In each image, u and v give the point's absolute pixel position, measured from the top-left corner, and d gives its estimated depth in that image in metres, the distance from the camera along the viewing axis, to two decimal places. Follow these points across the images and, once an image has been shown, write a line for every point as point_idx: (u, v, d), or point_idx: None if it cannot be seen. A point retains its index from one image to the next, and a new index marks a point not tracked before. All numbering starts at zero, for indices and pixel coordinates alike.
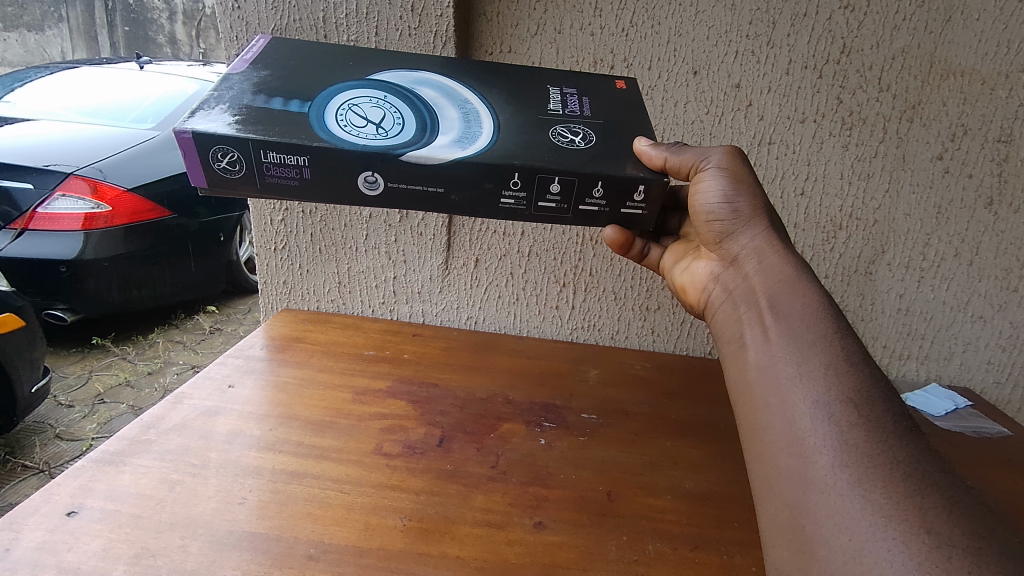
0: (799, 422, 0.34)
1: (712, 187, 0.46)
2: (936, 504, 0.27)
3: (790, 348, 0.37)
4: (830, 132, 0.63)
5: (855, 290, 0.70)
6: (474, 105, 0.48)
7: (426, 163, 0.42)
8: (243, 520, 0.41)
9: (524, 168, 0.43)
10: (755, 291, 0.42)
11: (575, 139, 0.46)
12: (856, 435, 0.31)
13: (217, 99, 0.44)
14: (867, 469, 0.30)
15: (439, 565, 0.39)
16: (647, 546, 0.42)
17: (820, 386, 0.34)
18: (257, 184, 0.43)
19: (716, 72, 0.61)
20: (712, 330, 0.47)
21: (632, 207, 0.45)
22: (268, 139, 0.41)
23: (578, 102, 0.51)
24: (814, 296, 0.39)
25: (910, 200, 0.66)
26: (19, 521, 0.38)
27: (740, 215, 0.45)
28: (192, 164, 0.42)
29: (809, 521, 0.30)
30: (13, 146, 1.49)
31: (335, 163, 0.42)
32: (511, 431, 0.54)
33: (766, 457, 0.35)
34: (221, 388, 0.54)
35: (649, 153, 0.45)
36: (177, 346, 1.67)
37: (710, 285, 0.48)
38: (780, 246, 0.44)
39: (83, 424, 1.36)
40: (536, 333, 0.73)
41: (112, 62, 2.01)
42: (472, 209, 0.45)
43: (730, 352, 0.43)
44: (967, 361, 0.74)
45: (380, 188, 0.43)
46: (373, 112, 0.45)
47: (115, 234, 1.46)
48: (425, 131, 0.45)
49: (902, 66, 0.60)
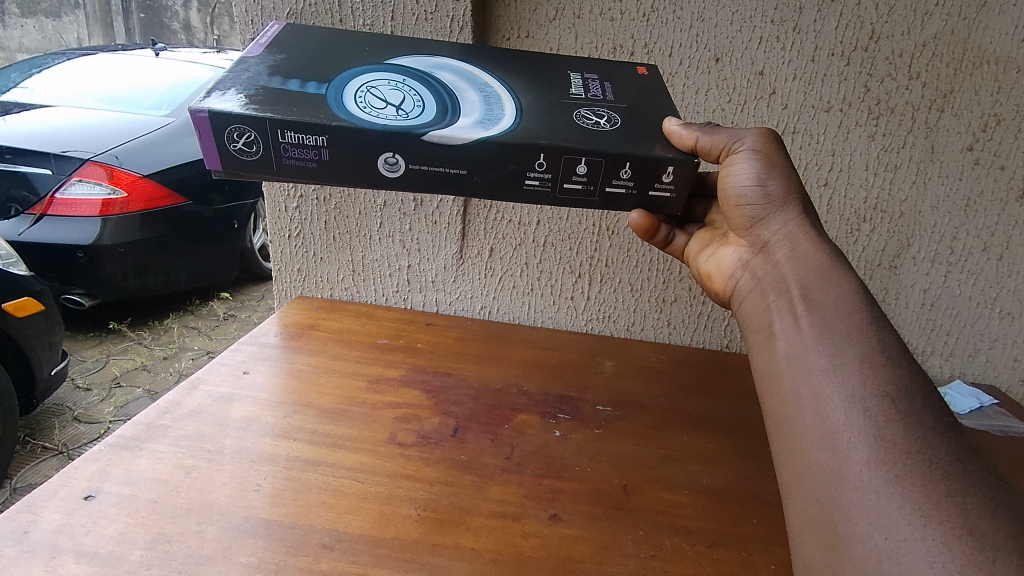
0: (832, 415, 0.33)
1: (743, 171, 0.45)
2: (978, 504, 0.27)
3: (822, 339, 0.36)
4: (856, 122, 0.61)
5: (878, 283, 0.69)
6: (495, 88, 0.47)
7: (450, 142, 0.42)
8: (258, 507, 0.41)
9: (550, 148, 0.42)
10: (787, 279, 0.41)
11: (600, 122, 0.45)
12: (893, 431, 0.30)
13: (232, 78, 0.44)
14: (904, 466, 0.29)
15: (454, 556, 0.39)
16: (663, 541, 0.42)
17: (854, 379, 0.33)
18: (274, 167, 0.43)
19: (738, 59, 0.59)
20: (739, 318, 0.46)
21: (660, 189, 0.44)
22: (287, 119, 0.41)
23: (601, 87, 0.50)
24: (849, 286, 0.38)
25: (938, 192, 0.64)
26: (37, 504, 0.39)
27: (772, 201, 0.44)
28: (208, 146, 0.42)
29: (841, 517, 0.30)
30: (30, 131, 1.51)
31: (357, 143, 0.41)
32: (525, 422, 0.53)
33: (796, 450, 0.34)
34: (235, 375, 0.54)
35: (680, 134, 0.44)
36: (192, 332, 1.69)
37: (738, 272, 0.47)
38: (813, 233, 0.43)
39: (100, 407, 1.38)
40: (550, 324, 0.72)
41: (128, 49, 2.02)
42: (495, 191, 0.44)
43: (758, 342, 0.42)
44: (992, 358, 0.72)
45: (400, 170, 0.43)
46: (393, 94, 0.45)
47: (131, 220, 1.47)
48: (446, 112, 0.44)
49: (933, 53, 0.58)
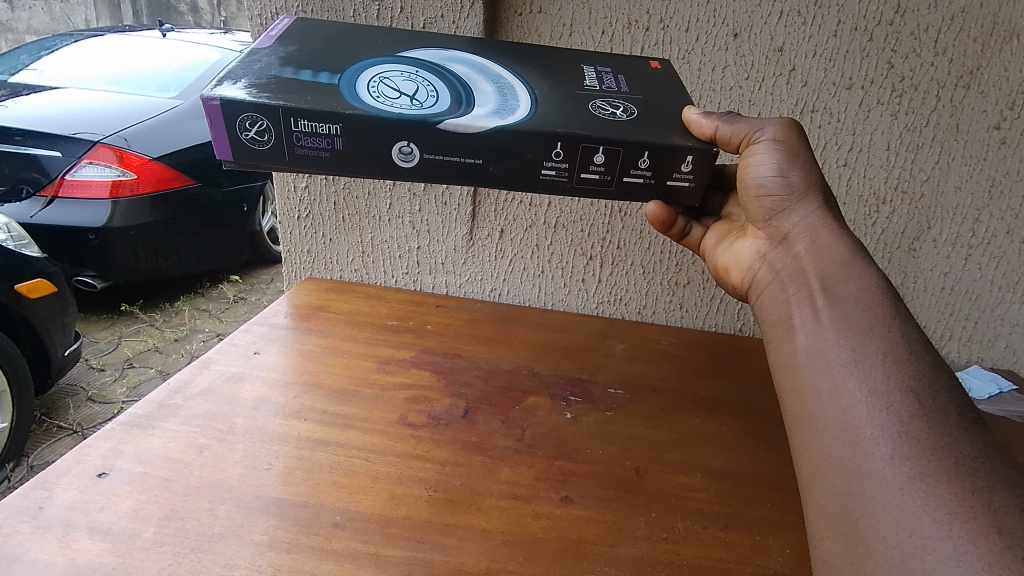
0: (853, 410, 0.32)
1: (764, 162, 0.44)
2: (1006, 502, 0.26)
3: (844, 333, 0.35)
4: (878, 99, 0.59)
5: (897, 266, 0.67)
6: (508, 80, 0.46)
7: (465, 130, 0.41)
8: (269, 485, 0.41)
9: (567, 137, 0.41)
10: (806, 272, 0.40)
11: (617, 112, 0.44)
12: (916, 427, 0.29)
13: (242, 69, 0.43)
14: (929, 463, 0.28)
15: (465, 537, 0.39)
16: (678, 524, 0.42)
17: (876, 374, 0.32)
18: (286, 157, 0.42)
19: (758, 35, 0.58)
20: (757, 311, 0.45)
21: (678, 179, 0.43)
22: (301, 107, 0.40)
23: (614, 80, 0.48)
24: (871, 279, 0.37)
25: (961, 172, 0.62)
26: (51, 481, 0.39)
27: (793, 192, 0.43)
28: (218, 135, 0.41)
29: (864, 514, 0.29)
30: (39, 113, 1.51)
31: (370, 132, 0.41)
32: (536, 404, 0.53)
33: (815, 446, 0.33)
34: (246, 355, 0.54)
35: (699, 122, 0.43)
36: (202, 314, 1.70)
37: (755, 264, 0.46)
38: (834, 225, 0.42)
39: (113, 388, 1.39)
40: (561, 307, 0.72)
41: (135, 29, 2.01)
42: (510, 181, 0.43)
43: (777, 336, 0.41)
44: (1013, 343, 0.71)
45: (415, 160, 0.42)
46: (406, 84, 0.44)
47: (142, 202, 1.47)
48: (460, 103, 0.43)
49: (961, 28, 0.56)
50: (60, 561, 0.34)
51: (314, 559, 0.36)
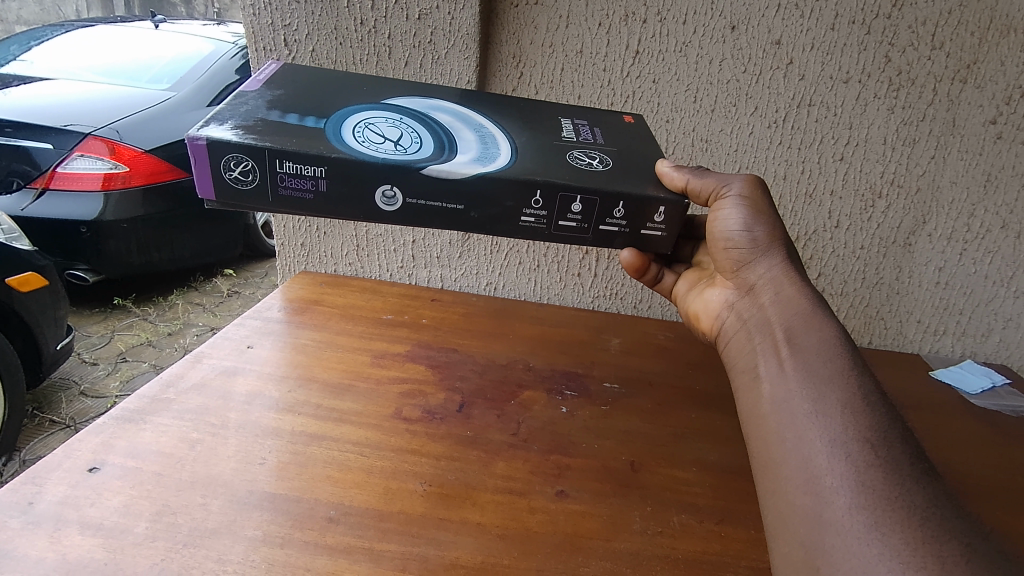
0: (815, 459, 0.32)
1: (732, 216, 0.44)
2: (955, 551, 0.26)
3: (806, 382, 0.35)
4: (875, 93, 0.59)
5: (891, 262, 0.67)
6: (490, 129, 0.46)
7: (448, 177, 0.40)
8: (263, 480, 0.41)
9: (547, 185, 0.41)
10: (771, 322, 0.40)
11: (593, 163, 0.44)
12: (872, 477, 0.29)
13: (230, 112, 0.42)
14: (884, 512, 0.28)
15: (459, 531, 0.38)
16: (672, 518, 0.42)
17: (836, 425, 0.32)
18: (270, 198, 0.41)
19: (755, 27, 0.57)
20: (724, 359, 0.45)
21: (652, 229, 0.44)
22: (285, 149, 0.39)
23: (591, 132, 0.49)
24: (831, 331, 0.38)
25: (957, 167, 0.62)
26: (41, 476, 0.38)
27: (758, 245, 0.43)
28: (202, 173, 0.40)
29: (824, 561, 0.29)
30: (28, 105, 1.49)
31: (352, 179, 0.40)
32: (531, 398, 0.53)
33: (780, 494, 0.33)
34: (239, 349, 0.54)
35: (671, 175, 0.43)
36: (196, 308, 1.68)
37: (724, 313, 0.46)
38: (797, 278, 0.42)
39: (106, 382, 1.38)
40: (556, 301, 0.72)
41: (126, 20, 1.98)
42: (490, 226, 0.43)
43: (744, 383, 0.40)
44: (1006, 338, 0.71)
45: (398, 204, 0.41)
46: (391, 131, 0.44)
47: (134, 195, 1.45)
48: (443, 150, 0.43)
49: (959, 22, 0.56)
50: (50, 557, 0.34)
51: (308, 554, 0.36)
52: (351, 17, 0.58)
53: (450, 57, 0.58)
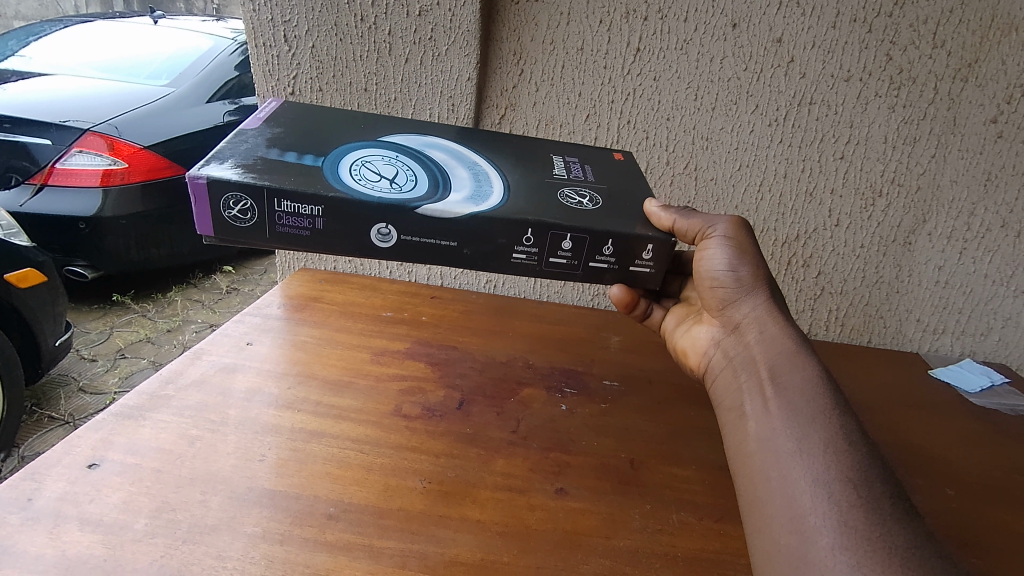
0: (799, 499, 0.32)
1: (717, 257, 0.44)
2: None
3: (790, 421, 0.35)
4: (876, 92, 0.59)
5: (891, 261, 0.67)
6: (483, 167, 0.46)
7: (442, 217, 0.40)
8: (262, 477, 0.41)
9: (539, 224, 0.41)
10: (756, 360, 0.41)
11: (583, 201, 0.45)
12: (854, 516, 0.29)
13: (229, 151, 0.42)
14: (867, 554, 0.28)
15: (459, 528, 0.38)
16: (672, 516, 0.42)
17: (819, 464, 0.32)
18: (267, 234, 0.41)
19: (757, 25, 0.57)
20: (710, 395, 0.45)
21: (641, 266, 0.44)
22: (284, 188, 0.39)
23: (582, 169, 0.49)
24: (814, 370, 0.38)
25: (958, 165, 0.62)
26: (40, 472, 0.38)
27: (743, 284, 0.44)
28: (201, 212, 0.40)
29: None
30: (27, 100, 1.48)
31: (348, 217, 0.40)
32: (531, 395, 0.53)
33: (766, 532, 0.33)
34: (239, 346, 0.54)
35: (659, 214, 0.44)
36: (195, 305, 1.68)
37: (710, 350, 0.46)
38: (780, 317, 0.42)
39: (105, 378, 1.38)
40: (556, 298, 0.72)
41: (124, 15, 1.97)
42: (483, 263, 0.43)
43: (730, 421, 0.40)
44: (1005, 337, 0.72)
45: (393, 241, 0.41)
46: (387, 168, 0.44)
47: (131, 190, 1.46)
48: (437, 187, 0.43)
49: (960, 21, 0.56)
50: (49, 553, 0.34)
51: (307, 551, 0.36)
52: (351, 13, 0.57)
53: (451, 53, 0.58)
